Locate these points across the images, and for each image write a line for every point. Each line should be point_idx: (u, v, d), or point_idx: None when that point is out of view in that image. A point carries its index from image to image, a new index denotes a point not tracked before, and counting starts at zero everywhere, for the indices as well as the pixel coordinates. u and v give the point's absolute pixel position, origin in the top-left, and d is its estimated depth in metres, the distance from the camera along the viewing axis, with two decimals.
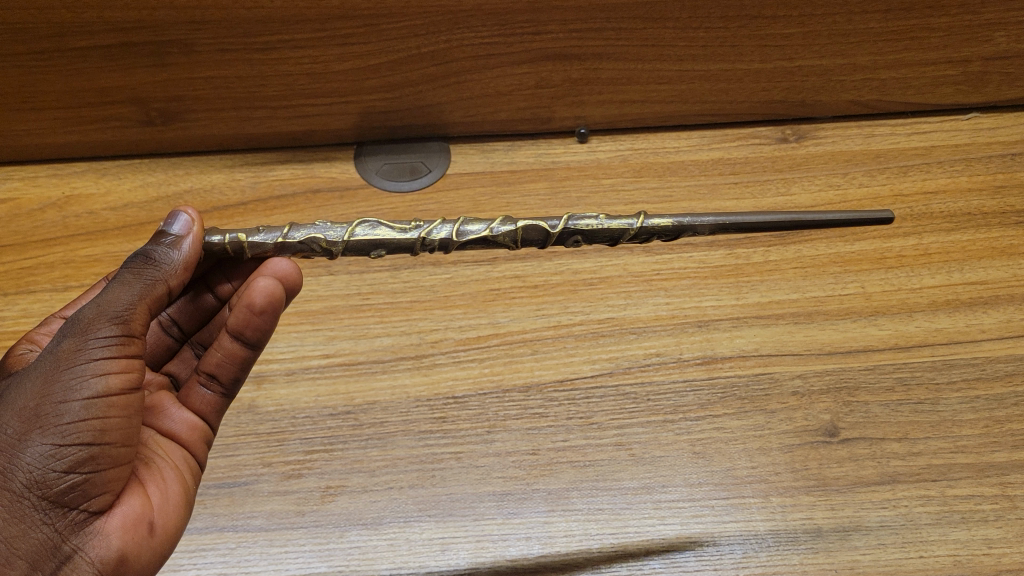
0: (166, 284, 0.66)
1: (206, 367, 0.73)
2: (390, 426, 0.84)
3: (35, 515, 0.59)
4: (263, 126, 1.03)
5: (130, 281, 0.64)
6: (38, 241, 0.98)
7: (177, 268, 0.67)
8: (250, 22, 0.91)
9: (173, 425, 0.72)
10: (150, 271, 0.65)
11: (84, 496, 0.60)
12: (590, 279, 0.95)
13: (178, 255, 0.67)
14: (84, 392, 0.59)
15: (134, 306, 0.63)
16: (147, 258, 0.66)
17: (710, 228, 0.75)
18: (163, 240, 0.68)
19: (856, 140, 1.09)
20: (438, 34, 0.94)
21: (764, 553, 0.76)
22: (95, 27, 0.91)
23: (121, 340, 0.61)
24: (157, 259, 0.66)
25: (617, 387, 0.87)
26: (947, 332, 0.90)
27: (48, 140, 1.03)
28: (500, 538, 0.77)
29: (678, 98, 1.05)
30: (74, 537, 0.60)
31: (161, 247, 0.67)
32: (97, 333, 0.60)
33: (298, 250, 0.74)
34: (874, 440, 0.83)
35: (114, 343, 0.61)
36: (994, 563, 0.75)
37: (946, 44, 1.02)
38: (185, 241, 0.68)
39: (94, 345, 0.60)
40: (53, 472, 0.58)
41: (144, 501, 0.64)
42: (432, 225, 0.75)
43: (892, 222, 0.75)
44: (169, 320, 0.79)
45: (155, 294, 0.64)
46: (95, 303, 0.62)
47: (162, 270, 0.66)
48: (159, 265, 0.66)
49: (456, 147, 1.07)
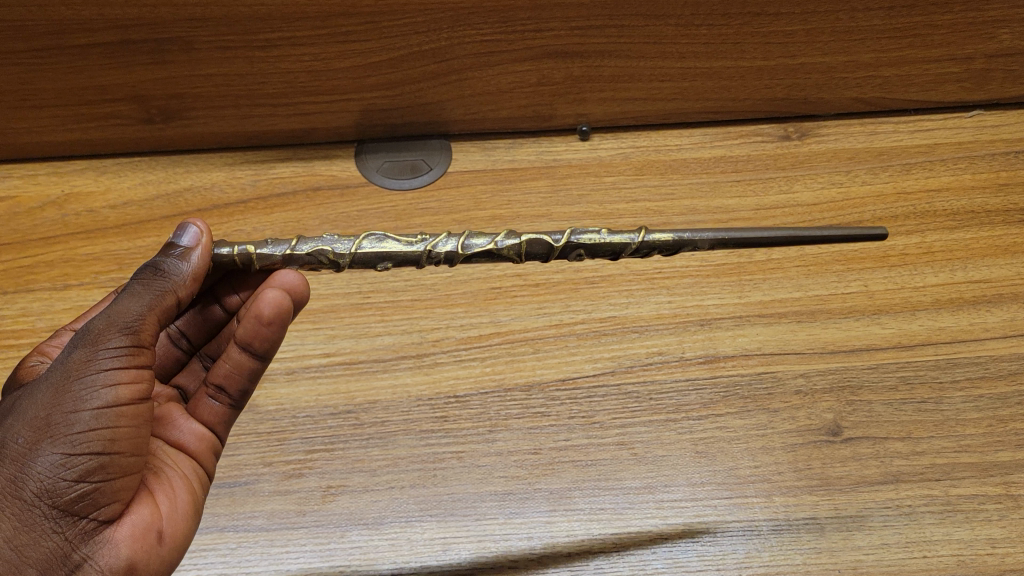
0: (175, 295, 0.65)
1: (214, 379, 0.73)
2: (391, 425, 0.84)
3: (46, 524, 0.58)
4: (262, 123, 1.02)
5: (140, 292, 0.63)
6: (38, 240, 0.98)
7: (187, 279, 0.67)
8: (249, 19, 0.90)
9: (182, 435, 0.72)
10: (160, 282, 0.65)
11: (93, 505, 0.59)
12: (592, 277, 0.95)
13: (188, 266, 0.67)
14: (95, 402, 0.59)
15: (144, 317, 0.62)
16: (156, 269, 0.65)
17: (710, 244, 0.75)
18: (173, 251, 0.67)
19: (859, 138, 1.08)
20: (439, 31, 0.94)
21: (767, 553, 0.76)
22: (93, 25, 0.90)
23: (131, 350, 0.61)
24: (167, 270, 0.66)
25: (619, 386, 0.87)
26: (950, 331, 0.90)
27: (47, 138, 1.03)
28: (501, 538, 0.77)
29: (680, 95, 1.04)
30: (84, 546, 0.59)
31: (171, 258, 0.67)
32: (108, 344, 0.60)
33: (308, 263, 0.74)
34: (878, 440, 0.83)
35: (123, 353, 0.61)
36: (997, 563, 0.75)
37: (949, 41, 1.01)
38: (194, 252, 0.68)
39: (105, 356, 0.60)
40: (63, 482, 0.58)
41: (154, 510, 0.64)
42: (440, 239, 0.74)
43: (886, 238, 0.75)
44: (178, 332, 0.78)
45: (165, 305, 0.64)
46: (105, 314, 0.62)
47: (172, 281, 0.66)
48: (170, 276, 0.66)
49: (457, 144, 1.07)
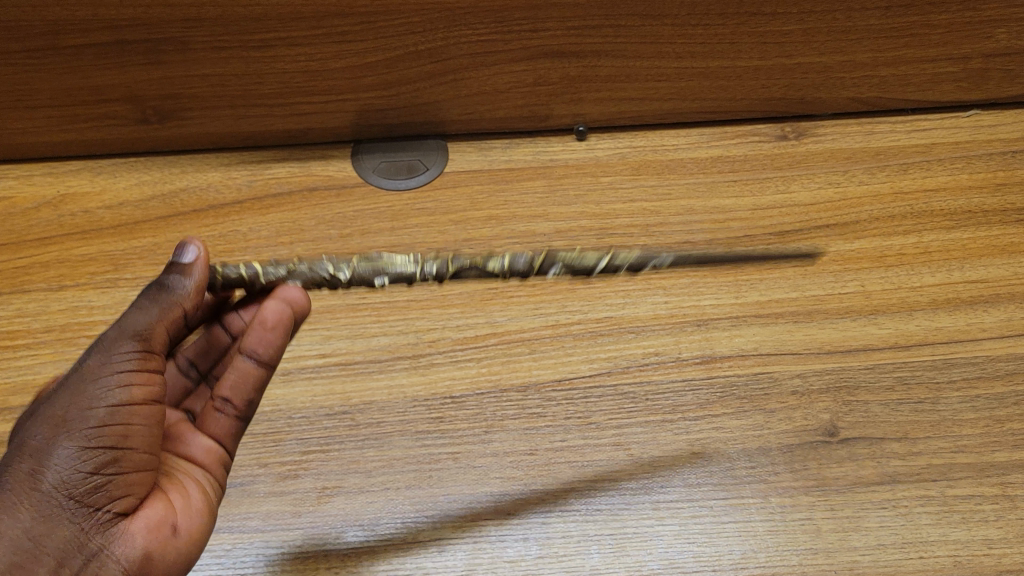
0: (183, 308, 0.66)
1: (222, 391, 0.73)
2: (387, 426, 0.84)
3: (63, 515, 0.58)
4: (258, 124, 1.02)
5: (148, 304, 0.65)
6: (33, 241, 0.97)
7: (190, 294, 0.66)
8: (244, 19, 0.90)
9: (192, 450, 0.72)
10: (165, 296, 0.65)
11: (108, 497, 0.60)
12: (589, 277, 0.95)
13: (189, 281, 0.66)
14: (110, 399, 0.60)
15: (155, 325, 0.64)
16: (160, 285, 0.66)
17: (671, 265, 0.73)
18: (174, 270, 0.66)
19: (857, 138, 1.08)
20: (435, 31, 0.94)
21: (764, 554, 0.76)
22: (88, 25, 0.90)
23: (142, 355, 0.63)
24: (170, 285, 0.66)
25: (615, 386, 0.87)
26: (947, 331, 0.90)
27: (43, 138, 1.02)
28: (497, 539, 0.76)
29: (677, 95, 1.04)
30: (100, 537, 0.59)
31: (174, 275, 0.67)
32: (120, 349, 0.62)
33: (312, 282, 0.74)
34: (874, 440, 0.83)
35: (136, 356, 0.62)
36: (994, 564, 0.75)
37: (946, 40, 1.01)
38: (195, 269, 0.67)
39: (118, 358, 0.62)
40: (80, 473, 0.58)
41: (166, 506, 0.64)
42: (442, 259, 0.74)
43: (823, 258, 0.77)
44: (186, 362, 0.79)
45: (174, 316, 0.65)
46: (116, 325, 0.63)
47: (177, 295, 0.66)
48: (173, 290, 0.66)
49: (454, 145, 1.06)
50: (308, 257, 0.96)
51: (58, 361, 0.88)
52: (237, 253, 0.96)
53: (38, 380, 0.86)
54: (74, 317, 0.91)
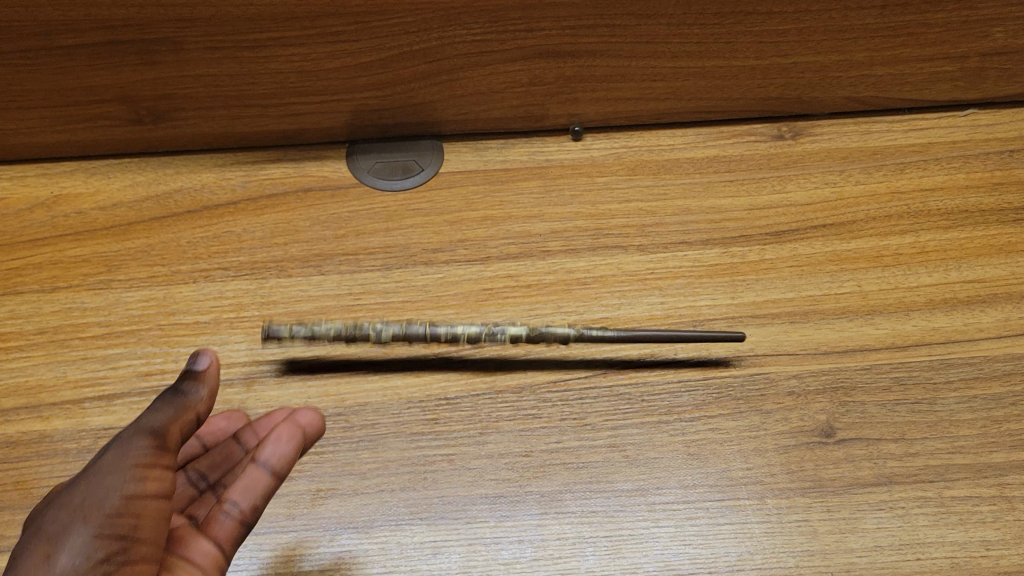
0: (196, 413, 0.63)
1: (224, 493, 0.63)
2: (381, 428, 0.83)
3: None
4: (252, 124, 1.02)
5: (164, 405, 0.61)
6: (26, 242, 0.97)
7: (206, 400, 0.64)
8: (237, 19, 0.90)
9: (192, 554, 0.62)
10: (180, 399, 0.62)
11: None
12: (584, 278, 0.94)
13: (203, 390, 0.63)
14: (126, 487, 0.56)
15: (171, 421, 0.60)
16: (173, 392, 0.62)
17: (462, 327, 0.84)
18: (184, 378, 0.63)
19: (853, 137, 1.07)
20: (429, 30, 0.93)
21: (760, 556, 0.75)
22: (80, 26, 0.90)
23: (159, 449, 0.59)
24: (184, 391, 0.63)
25: (611, 387, 0.86)
26: (944, 331, 0.90)
27: (36, 139, 1.02)
28: (492, 542, 0.76)
29: (673, 95, 1.04)
30: None
31: (186, 382, 0.63)
32: (136, 442, 0.58)
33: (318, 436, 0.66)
34: (871, 441, 0.82)
35: (153, 450, 0.58)
36: (992, 565, 0.75)
37: (943, 39, 1.01)
38: (210, 375, 0.64)
39: (134, 450, 0.58)
40: (89, 561, 0.53)
41: None
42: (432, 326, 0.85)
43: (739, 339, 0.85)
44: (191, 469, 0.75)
45: (188, 417, 0.62)
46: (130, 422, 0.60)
47: (191, 400, 0.62)
48: (186, 395, 0.62)
49: (449, 145, 1.06)
50: (303, 257, 0.95)
51: (50, 363, 0.87)
52: (232, 254, 0.96)
53: (30, 382, 0.86)
54: (68, 318, 0.90)
